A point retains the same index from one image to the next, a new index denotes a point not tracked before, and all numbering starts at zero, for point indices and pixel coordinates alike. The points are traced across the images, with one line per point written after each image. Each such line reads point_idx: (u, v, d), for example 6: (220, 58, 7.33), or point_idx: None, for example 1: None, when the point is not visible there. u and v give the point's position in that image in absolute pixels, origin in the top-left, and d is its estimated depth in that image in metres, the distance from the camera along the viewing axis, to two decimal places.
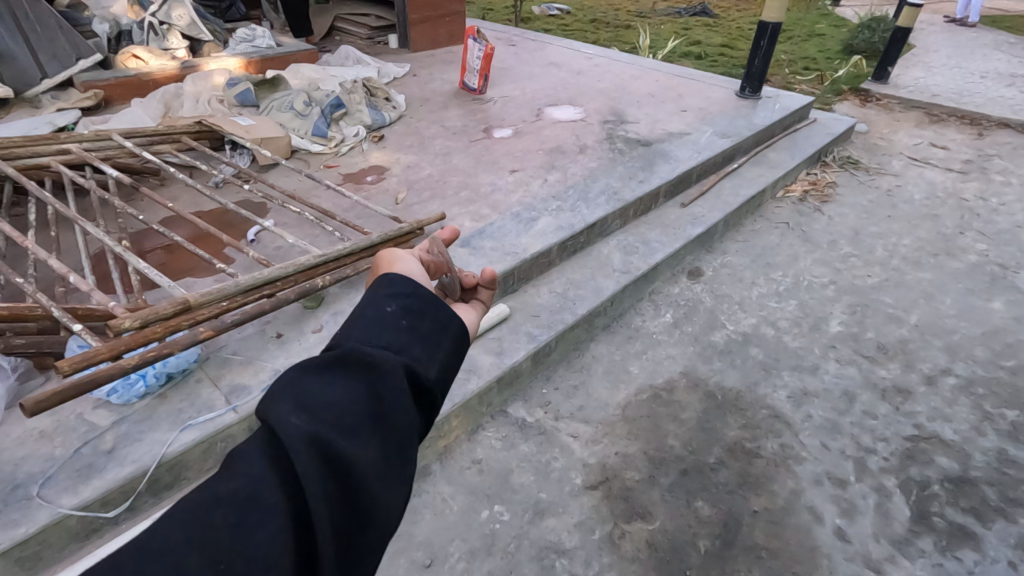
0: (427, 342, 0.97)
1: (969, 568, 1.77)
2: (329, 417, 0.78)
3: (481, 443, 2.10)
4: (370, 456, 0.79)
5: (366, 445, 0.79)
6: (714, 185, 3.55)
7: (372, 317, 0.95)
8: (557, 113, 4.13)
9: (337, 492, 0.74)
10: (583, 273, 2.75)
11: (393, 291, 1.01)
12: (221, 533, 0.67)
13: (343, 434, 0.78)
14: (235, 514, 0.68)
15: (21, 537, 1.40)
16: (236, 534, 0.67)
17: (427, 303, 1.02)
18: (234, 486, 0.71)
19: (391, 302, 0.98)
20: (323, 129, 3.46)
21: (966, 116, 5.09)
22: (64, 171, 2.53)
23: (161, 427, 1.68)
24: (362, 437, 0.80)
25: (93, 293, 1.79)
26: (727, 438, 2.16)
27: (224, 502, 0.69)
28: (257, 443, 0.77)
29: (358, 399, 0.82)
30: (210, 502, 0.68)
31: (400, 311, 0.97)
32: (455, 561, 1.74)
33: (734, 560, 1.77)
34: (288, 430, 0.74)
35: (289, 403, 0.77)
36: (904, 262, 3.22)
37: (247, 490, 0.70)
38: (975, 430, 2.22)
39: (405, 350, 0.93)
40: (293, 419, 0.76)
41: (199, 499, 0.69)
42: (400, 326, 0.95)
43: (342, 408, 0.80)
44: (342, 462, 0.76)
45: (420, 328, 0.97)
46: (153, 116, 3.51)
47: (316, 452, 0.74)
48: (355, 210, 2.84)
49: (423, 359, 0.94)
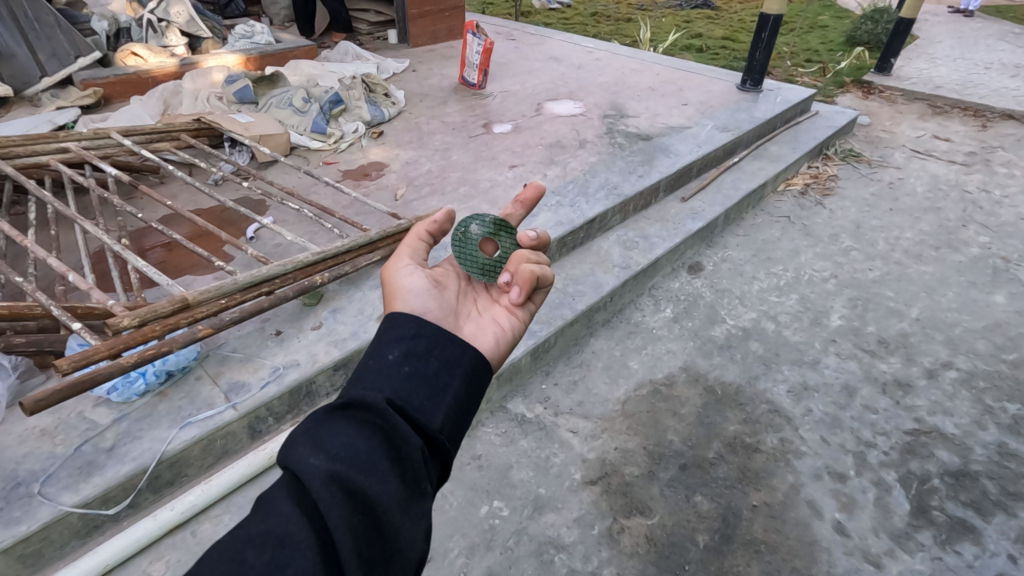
0: (437, 380, 0.98)
1: (969, 562, 1.77)
2: (346, 456, 0.82)
3: (480, 439, 2.11)
4: (389, 489, 0.81)
5: (384, 478, 0.82)
6: (715, 179, 3.54)
7: (375, 366, 0.96)
8: (557, 107, 4.11)
9: (361, 524, 0.77)
10: (582, 269, 2.75)
11: (397, 334, 1.01)
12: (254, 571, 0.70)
13: (361, 470, 0.81)
14: (267, 553, 0.72)
15: (23, 534, 1.41)
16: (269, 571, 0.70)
17: (433, 341, 1.02)
18: (265, 528, 0.75)
19: (394, 347, 0.99)
20: (322, 126, 3.46)
21: (970, 108, 5.06)
22: (63, 169, 2.53)
23: (161, 424, 1.69)
24: (380, 471, 0.82)
25: (92, 291, 1.79)
26: (727, 433, 2.16)
27: (257, 542, 0.73)
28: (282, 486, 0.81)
29: (371, 437, 0.85)
30: (243, 542, 0.73)
31: (403, 354, 0.99)
32: (455, 556, 1.75)
33: (733, 555, 1.77)
34: (308, 473, 0.79)
35: (309, 448, 0.83)
36: (906, 255, 3.21)
37: (279, 532, 0.74)
38: (976, 424, 2.22)
39: (407, 398, 0.93)
40: (313, 461, 0.81)
41: (230, 541, 0.73)
42: (402, 374, 0.96)
43: (357, 447, 0.83)
44: (362, 496, 0.79)
45: (425, 370, 0.98)
46: (152, 113, 3.51)
47: (337, 489, 0.78)
48: (355, 206, 2.84)
49: (426, 405, 0.95)
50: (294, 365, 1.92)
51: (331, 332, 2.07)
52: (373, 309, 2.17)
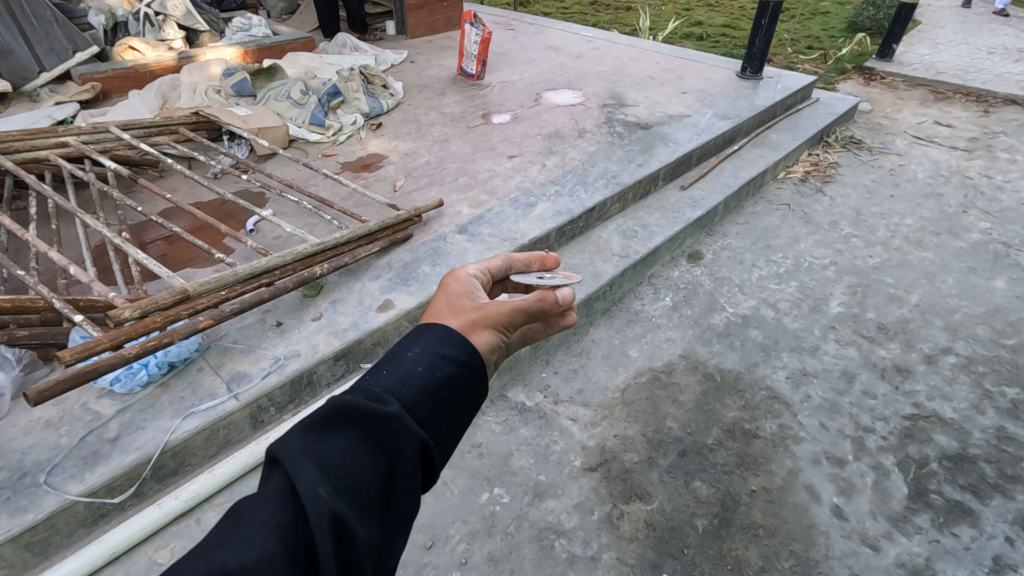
0: (456, 419, 0.96)
1: (966, 544, 1.78)
2: (349, 490, 0.77)
3: (481, 428, 2.12)
4: (370, 540, 0.79)
5: (372, 528, 0.79)
6: (714, 168, 3.53)
7: (418, 378, 0.92)
8: (556, 97, 4.10)
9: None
10: (581, 258, 2.75)
11: (449, 353, 0.97)
12: None
13: (358, 514, 0.77)
14: None
15: (30, 523, 1.43)
16: None
17: (474, 377, 0.99)
18: (238, 561, 0.68)
19: (445, 366, 0.95)
20: (320, 118, 3.44)
21: (972, 94, 5.03)
22: (62, 163, 2.54)
23: (164, 415, 1.71)
24: (370, 516, 0.79)
25: (93, 283, 1.80)
26: (726, 419, 2.17)
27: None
28: (270, 506, 0.73)
29: (377, 473, 0.81)
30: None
31: (448, 379, 0.95)
32: (455, 542, 1.77)
33: (732, 539, 1.79)
34: (313, 503, 0.72)
35: (315, 468, 0.76)
36: (907, 241, 3.20)
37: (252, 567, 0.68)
38: (975, 409, 2.22)
39: (434, 428, 0.91)
40: (319, 489, 0.74)
41: (206, 568, 0.66)
42: (442, 399, 0.93)
43: (362, 482, 0.79)
44: (349, 545, 0.75)
45: (456, 404, 0.95)
46: (151, 108, 3.52)
47: (332, 534, 0.73)
48: (353, 198, 2.85)
49: (443, 438, 0.93)
50: (295, 356, 1.93)
51: (331, 323, 2.08)
52: (372, 300, 2.19)
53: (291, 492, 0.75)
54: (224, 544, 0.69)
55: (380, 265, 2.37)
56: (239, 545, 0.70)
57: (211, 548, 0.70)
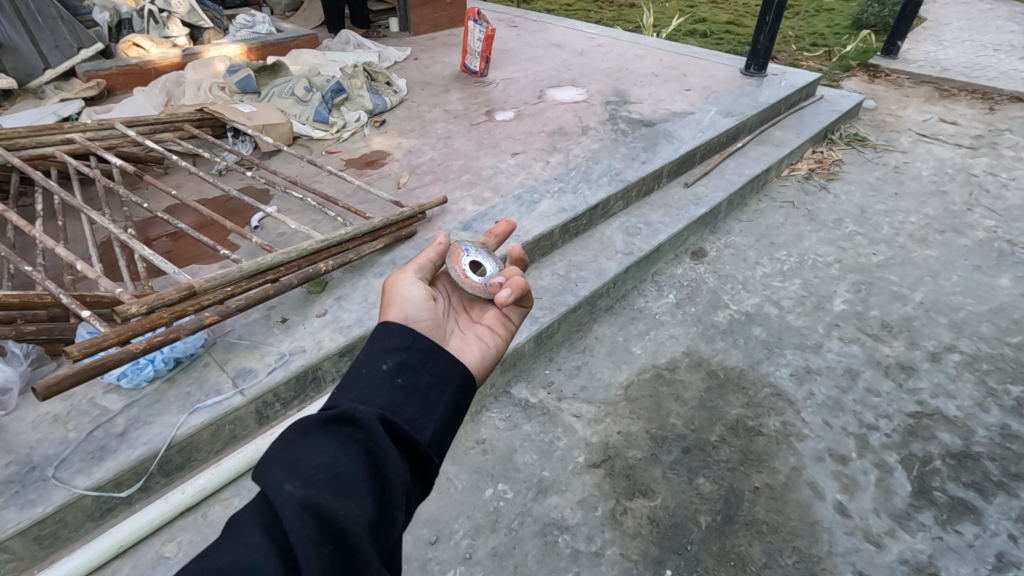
0: (426, 400, 0.99)
1: (969, 541, 1.78)
2: (324, 480, 0.80)
3: (485, 424, 2.13)
4: (362, 515, 0.79)
5: (359, 505, 0.80)
6: (718, 165, 3.53)
7: (368, 376, 0.97)
8: (559, 94, 4.09)
9: (330, 555, 0.75)
10: (585, 255, 2.75)
11: (392, 344, 1.03)
12: None
13: (338, 496, 0.79)
14: None
15: (39, 517, 1.45)
16: None
17: (425, 356, 1.04)
18: (234, 556, 0.72)
19: (389, 357, 1.01)
20: (324, 115, 3.44)
21: (977, 91, 5.01)
22: (68, 160, 2.55)
23: (171, 410, 1.72)
24: (357, 495, 0.81)
25: (101, 279, 1.81)
26: (729, 416, 2.18)
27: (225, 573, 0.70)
28: (253, 508, 0.79)
29: (352, 457, 0.83)
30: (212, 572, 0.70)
31: (397, 366, 1.00)
32: (460, 537, 1.78)
33: (734, 535, 1.80)
34: (281, 498, 0.77)
35: (284, 469, 0.81)
36: (911, 239, 3.20)
37: (247, 561, 0.72)
38: (979, 406, 2.22)
39: (399, 412, 0.95)
40: (286, 485, 0.78)
41: (201, 568, 0.71)
42: (395, 386, 0.97)
43: (335, 469, 0.81)
44: (334, 525, 0.77)
45: (416, 384, 1.00)
46: (156, 105, 3.53)
47: (310, 518, 0.76)
48: (358, 194, 2.86)
49: (418, 420, 0.96)
50: (300, 351, 1.94)
51: (335, 319, 2.09)
52: (377, 296, 2.20)
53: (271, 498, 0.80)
54: (214, 547, 0.74)
55: (384, 262, 2.38)
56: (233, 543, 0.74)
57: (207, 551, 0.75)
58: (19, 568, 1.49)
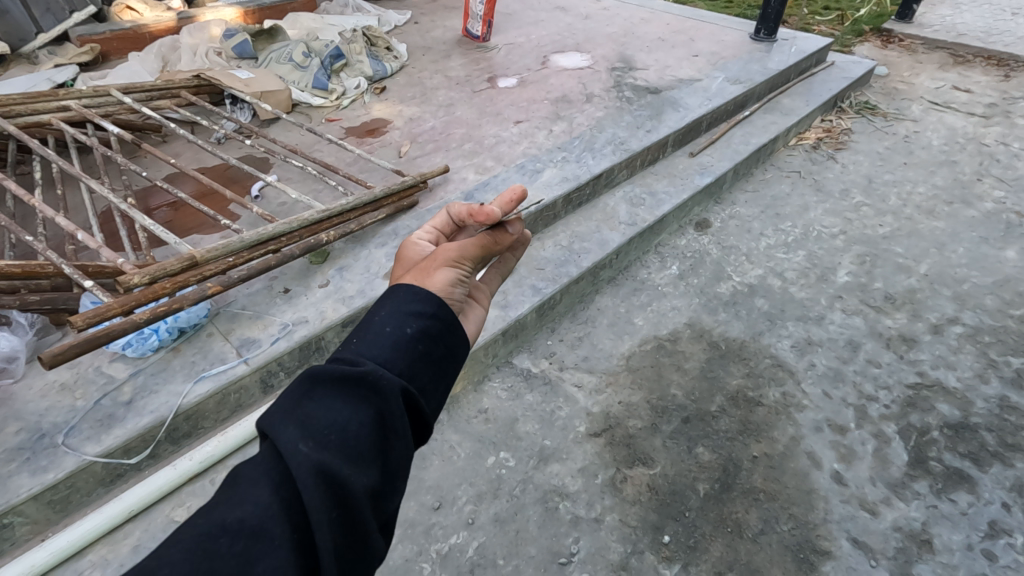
0: (437, 369, 0.97)
1: (963, 509, 1.81)
2: (334, 443, 0.80)
3: (487, 393, 2.16)
4: (369, 483, 0.80)
5: (366, 473, 0.81)
6: (725, 134, 3.47)
7: (389, 336, 0.93)
8: (563, 59, 4.00)
9: (337, 520, 0.75)
10: (588, 225, 2.73)
11: (417, 309, 0.98)
12: (226, 561, 0.68)
13: (348, 460, 0.79)
14: (240, 543, 0.70)
15: (51, 482, 1.48)
16: (239, 563, 0.68)
17: (446, 327, 1.00)
18: (240, 514, 0.72)
19: (414, 322, 0.96)
20: (323, 82, 3.39)
21: (993, 57, 4.87)
22: (65, 128, 2.51)
23: (176, 379, 1.74)
24: (364, 462, 0.81)
25: (102, 249, 1.80)
26: (730, 387, 2.19)
27: (230, 531, 0.70)
28: (260, 466, 0.78)
29: (363, 423, 0.83)
30: (217, 530, 0.70)
31: (419, 333, 0.96)
32: (463, 503, 1.82)
33: (732, 502, 1.83)
34: (293, 458, 0.75)
35: (295, 427, 0.79)
36: (918, 210, 3.16)
37: (253, 521, 0.72)
38: (979, 378, 2.23)
39: (415, 379, 0.93)
40: (300, 446, 0.77)
41: (207, 524, 0.71)
42: (416, 352, 0.94)
43: (347, 433, 0.81)
44: (343, 491, 0.77)
45: (433, 353, 0.97)
46: (151, 70, 3.47)
47: (322, 483, 0.75)
48: (359, 163, 2.82)
49: (428, 388, 0.95)
50: (303, 322, 1.95)
51: (338, 290, 2.09)
52: (379, 267, 2.20)
53: (280, 455, 0.78)
54: (221, 503, 0.73)
55: (386, 232, 2.37)
56: (238, 500, 0.74)
57: (210, 506, 0.74)
58: (34, 531, 1.53)
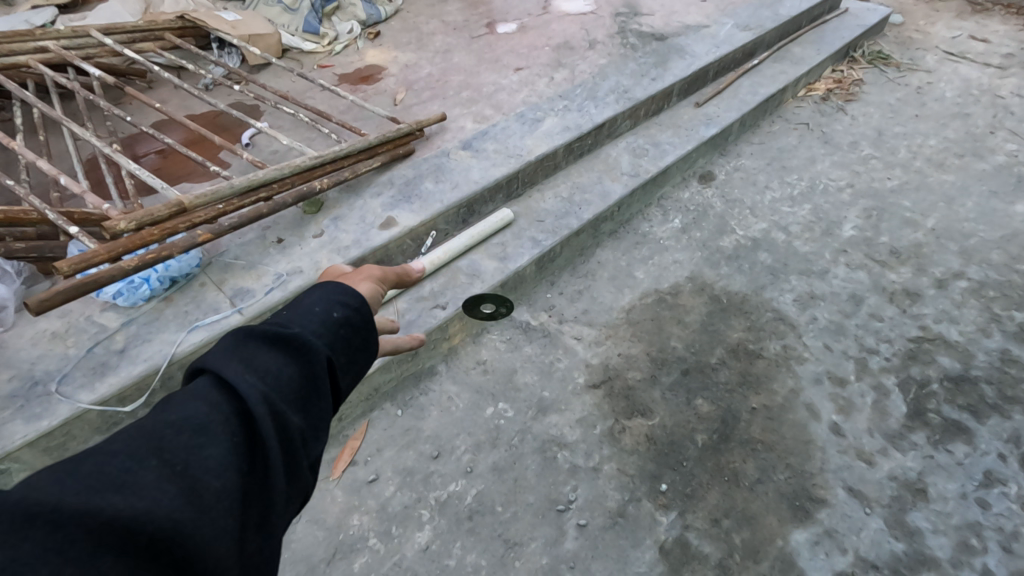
0: (366, 352, 0.95)
1: (959, 460, 1.82)
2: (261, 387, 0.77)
3: (486, 345, 2.14)
4: (289, 434, 0.77)
5: (289, 422, 0.78)
6: (732, 84, 3.34)
7: (320, 312, 0.91)
8: (565, 4, 3.82)
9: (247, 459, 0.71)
10: (589, 176, 2.66)
11: (347, 298, 0.95)
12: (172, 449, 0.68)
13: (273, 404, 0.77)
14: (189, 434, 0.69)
15: (45, 429, 1.47)
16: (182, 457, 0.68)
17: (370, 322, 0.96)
18: (184, 413, 0.71)
19: (342, 308, 0.93)
20: (315, 25, 3.23)
21: (1012, 5, 4.67)
22: (44, 70, 2.40)
23: (169, 328, 1.71)
24: (288, 411, 0.78)
25: (87, 194, 1.73)
26: (731, 340, 2.18)
27: (173, 427, 0.69)
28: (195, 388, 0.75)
29: (291, 378, 0.81)
30: (161, 424, 0.69)
31: (347, 320, 0.92)
32: (462, 453, 1.82)
33: (730, 452, 1.84)
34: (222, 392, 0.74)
35: (227, 365, 0.77)
36: (928, 164, 3.08)
37: (201, 418, 0.71)
38: (981, 332, 2.21)
39: (345, 355, 0.91)
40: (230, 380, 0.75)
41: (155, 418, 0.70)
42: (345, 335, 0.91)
43: (275, 382, 0.79)
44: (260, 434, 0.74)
45: (361, 341, 0.94)
46: (133, 12, 3.31)
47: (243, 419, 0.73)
48: (353, 111, 2.72)
49: (356, 367, 0.92)
50: (298, 273, 1.92)
51: (333, 240, 2.05)
52: (375, 217, 2.15)
53: (218, 386, 0.76)
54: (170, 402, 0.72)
55: (381, 181, 2.30)
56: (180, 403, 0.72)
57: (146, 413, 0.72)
58: (33, 477, 1.52)
